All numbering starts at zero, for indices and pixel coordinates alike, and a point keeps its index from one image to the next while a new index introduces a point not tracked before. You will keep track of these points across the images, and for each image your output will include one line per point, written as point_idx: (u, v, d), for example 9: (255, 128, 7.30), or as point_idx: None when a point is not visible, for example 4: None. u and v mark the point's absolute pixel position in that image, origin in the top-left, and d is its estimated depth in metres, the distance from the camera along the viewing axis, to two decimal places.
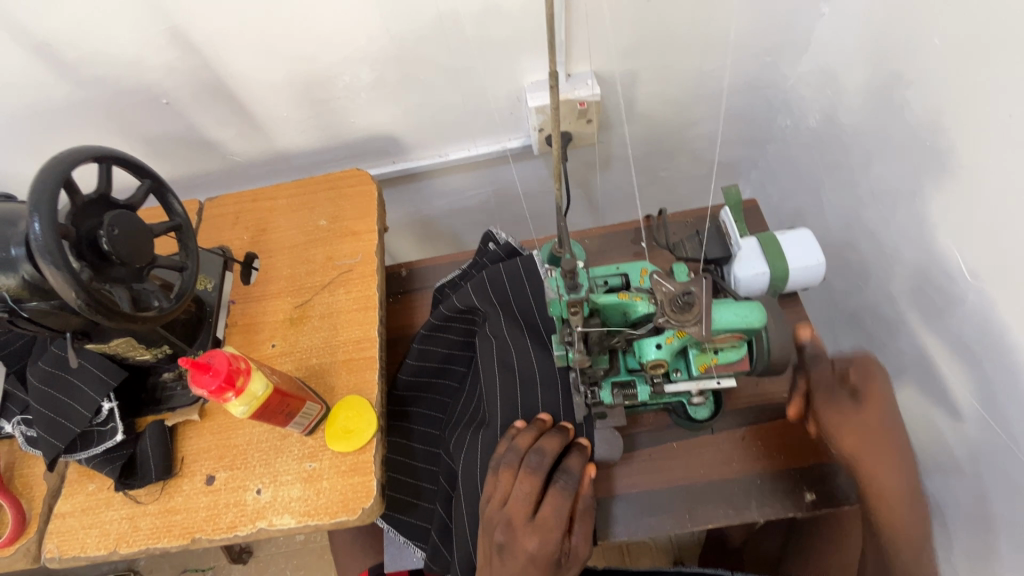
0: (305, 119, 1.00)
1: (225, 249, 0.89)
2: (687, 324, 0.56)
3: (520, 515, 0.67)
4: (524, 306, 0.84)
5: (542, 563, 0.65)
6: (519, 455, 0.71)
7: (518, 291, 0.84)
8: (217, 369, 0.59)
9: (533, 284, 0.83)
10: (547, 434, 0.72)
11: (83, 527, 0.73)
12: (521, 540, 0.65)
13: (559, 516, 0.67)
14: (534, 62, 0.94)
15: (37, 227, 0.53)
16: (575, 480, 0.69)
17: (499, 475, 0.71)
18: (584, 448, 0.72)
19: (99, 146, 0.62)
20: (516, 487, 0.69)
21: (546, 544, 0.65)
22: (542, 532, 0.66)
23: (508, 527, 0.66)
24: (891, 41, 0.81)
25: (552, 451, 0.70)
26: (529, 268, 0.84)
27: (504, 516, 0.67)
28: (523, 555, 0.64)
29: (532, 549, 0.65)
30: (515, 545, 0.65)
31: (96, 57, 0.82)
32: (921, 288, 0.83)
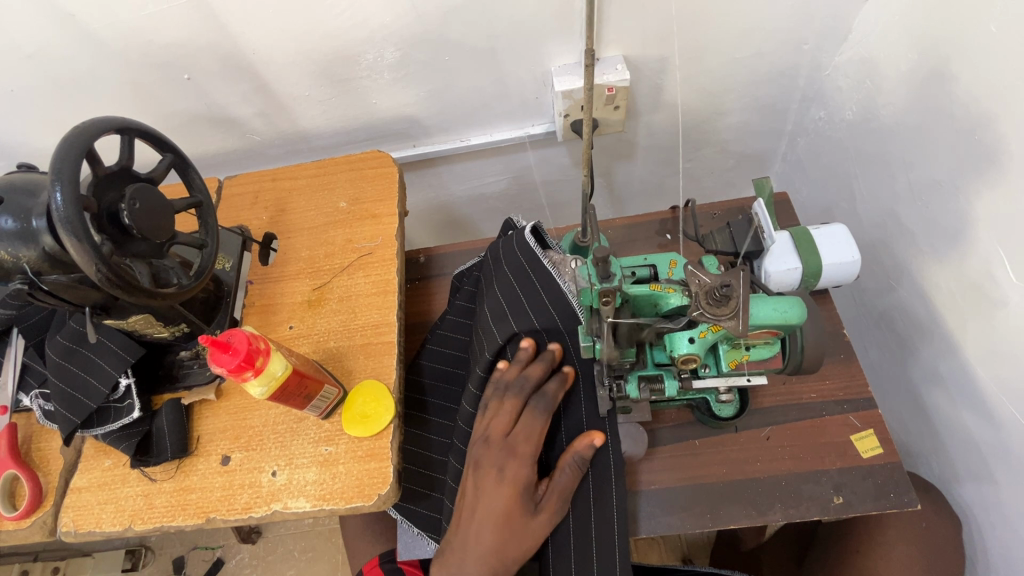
0: (327, 99, 0.98)
1: (243, 228, 0.89)
2: (722, 318, 0.53)
3: (498, 430, 0.70)
4: (536, 307, 0.76)
5: (512, 484, 0.67)
6: (505, 383, 0.73)
7: (529, 292, 0.76)
8: (237, 348, 0.57)
9: (543, 284, 0.76)
10: (534, 362, 0.74)
11: (98, 502, 0.73)
12: (494, 454, 0.69)
13: (530, 435, 0.69)
14: (562, 45, 0.91)
15: (59, 198, 0.52)
16: (548, 402, 0.71)
17: (487, 406, 0.73)
18: (566, 378, 0.73)
19: (122, 117, 0.61)
20: (498, 408, 0.72)
21: (514, 461, 0.68)
22: (512, 449, 0.69)
23: (484, 442, 0.70)
24: (940, 28, 0.77)
25: (537, 378, 0.73)
26: (529, 256, 0.77)
27: (486, 433, 0.71)
28: (493, 470, 0.68)
29: (503, 468, 0.68)
30: (488, 460, 0.69)
31: (118, 28, 0.81)
32: (961, 288, 0.79)
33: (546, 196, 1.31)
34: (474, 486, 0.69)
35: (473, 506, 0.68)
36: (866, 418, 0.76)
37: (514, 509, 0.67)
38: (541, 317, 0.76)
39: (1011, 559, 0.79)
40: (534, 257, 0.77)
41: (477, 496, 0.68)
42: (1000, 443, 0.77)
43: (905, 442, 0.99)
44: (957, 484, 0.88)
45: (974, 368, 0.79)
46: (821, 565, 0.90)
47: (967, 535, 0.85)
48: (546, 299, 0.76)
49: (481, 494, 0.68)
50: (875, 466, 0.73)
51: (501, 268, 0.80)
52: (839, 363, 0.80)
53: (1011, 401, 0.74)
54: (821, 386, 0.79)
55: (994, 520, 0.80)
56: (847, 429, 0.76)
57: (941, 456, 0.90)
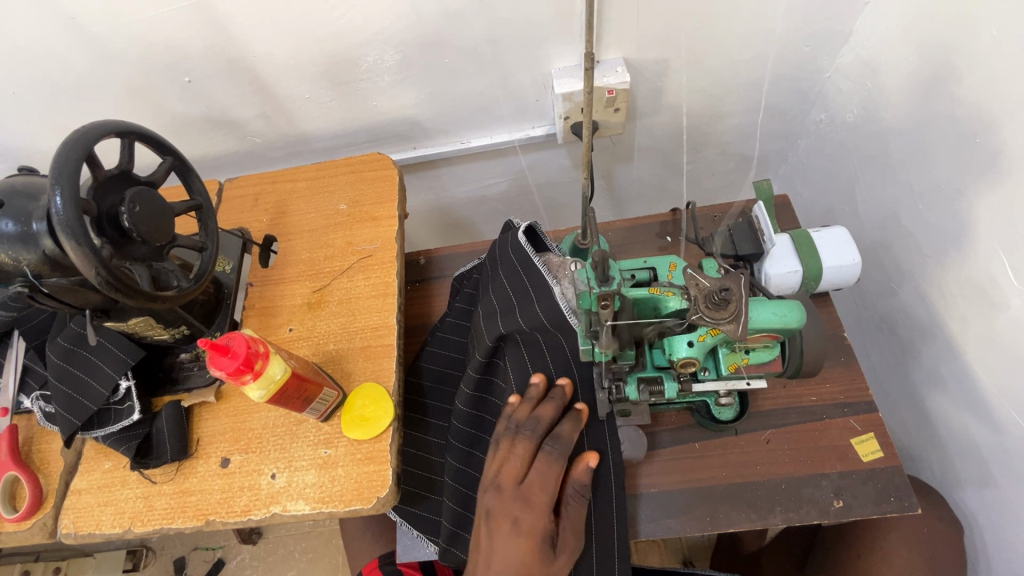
0: (327, 102, 0.98)
1: (244, 230, 0.89)
2: (721, 322, 0.53)
3: (510, 477, 0.69)
4: (526, 309, 0.75)
5: (527, 532, 0.66)
6: (516, 424, 0.72)
7: (520, 294, 0.76)
8: (235, 352, 0.57)
9: (535, 286, 0.75)
10: (545, 401, 0.73)
11: (98, 504, 0.73)
12: (506, 504, 0.67)
13: (545, 482, 0.67)
14: (562, 48, 0.91)
15: (59, 201, 0.52)
16: (562, 446, 0.69)
17: (498, 447, 0.72)
18: (580, 415, 0.71)
19: (122, 121, 0.61)
20: (508, 453, 0.70)
21: (529, 513, 0.66)
22: (525, 497, 0.67)
23: (497, 490, 0.68)
24: (941, 30, 0.77)
25: (549, 420, 0.71)
26: (523, 257, 0.77)
27: (497, 479, 0.69)
28: (507, 522, 0.66)
29: (518, 516, 0.66)
30: (501, 511, 0.67)
31: (119, 32, 0.81)
32: (963, 292, 0.79)
33: (547, 197, 1.31)
34: (486, 538, 0.68)
35: (492, 558, 0.66)
36: (866, 422, 0.76)
37: (535, 558, 0.65)
38: (528, 318, 0.75)
39: (1012, 564, 0.78)
40: (528, 260, 0.76)
41: (492, 549, 0.66)
42: (1002, 448, 0.77)
43: (906, 445, 0.99)
44: (958, 489, 0.87)
45: (975, 371, 0.79)
46: (821, 569, 0.90)
47: (968, 539, 0.85)
48: (537, 302, 0.75)
49: (498, 546, 0.66)
50: (875, 470, 0.73)
51: (497, 271, 0.80)
52: (840, 366, 0.80)
53: (1012, 404, 0.73)
54: (821, 389, 0.79)
55: (995, 524, 0.80)
56: (848, 432, 0.76)
57: (942, 459, 0.90)
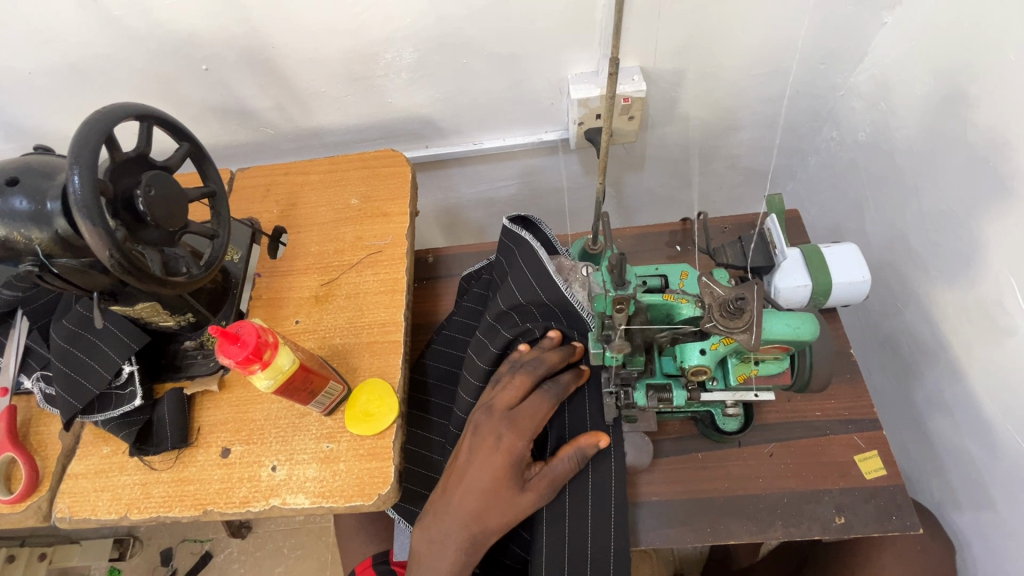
0: (343, 97, 0.98)
1: (253, 221, 0.88)
2: (735, 331, 0.52)
3: (503, 401, 0.69)
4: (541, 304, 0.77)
5: (505, 454, 0.66)
6: (519, 362, 0.73)
7: (519, 276, 0.80)
8: (245, 340, 0.57)
9: (534, 271, 0.78)
10: (554, 350, 0.73)
11: (95, 490, 0.72)
12: (493, 423, 0.67)
13: (536, 415, 0.68)
14: (580, 54, 0.92)
15: (77, 181, 0.52)
16: (558, 390, 0.70)
17: (498, 380, 0.73)
18: (582, 374, 0.73)
19: (142, 103, 0.61)
20: (508, 382, 0.71)
21: (512, 434, 0.66)
22: (514, 421, 0.67)
23: (487, 409, 0.69)
24: (958, 54, 0.78)
25: (553, 364, 0.71)
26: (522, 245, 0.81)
27: (489, 402, 0.70)
28: (491, 439, 0.67)
29: (502, 435, 0.66)
30: (486, 427, 0.68)
31: (141, 17, 0.81)
32: (969, 314, 0.79)
33: (555, 202, 1.31)
34: (466, 452, 0.68)
35: (465, 470, 0.67)
36: (871, 440, 0.75)
37: (503, 482, 0.66)
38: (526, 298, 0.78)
39: None
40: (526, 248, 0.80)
41: (470, 461, 0.67)
42: (1004, 472, 0.77)
43: (906, 466, 0.99)
44: (957, 510, 0.87)
45: (979, 393, 0.79)
46: None
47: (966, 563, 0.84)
48: (539, 289, 0.78)
49: (474, 457, 0.66)
50: (878, 488, 0.72)
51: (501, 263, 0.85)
52: (846, 383, 0.80)
53: (1015, 428, 0.74)
54: (827, 405, 0.78)
55: (993, 548, 0.80)
56: (851, 449, 0.75)
57: (941, 481, 0.90)
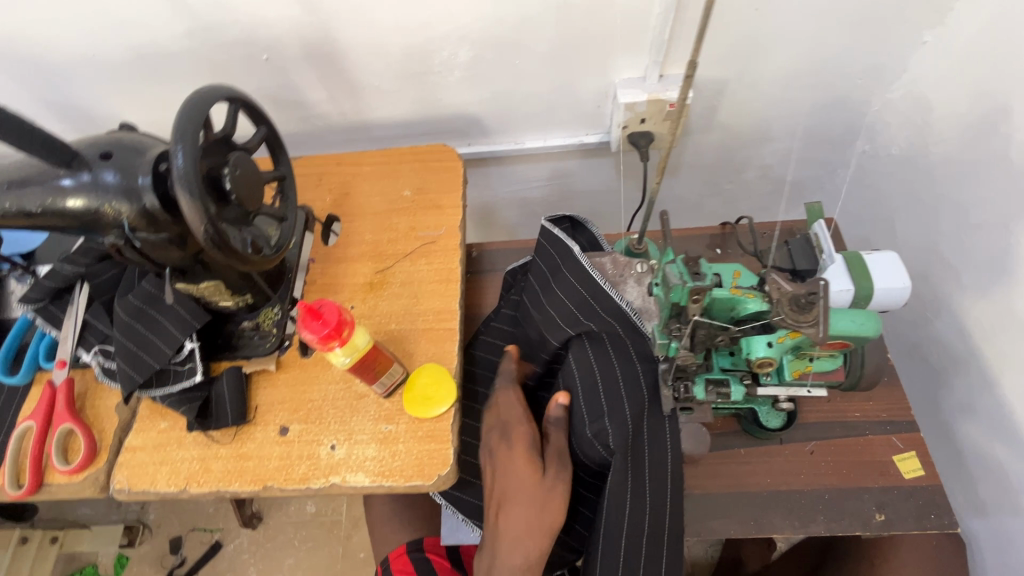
0: (396, 92, 1.01)
1: (308, 208, 0.90)
2: (802, 325, 0.55)
3: (493, 409, 0.76)
4: (586, 311, 0.74)
5: (506, 453, 0.72)
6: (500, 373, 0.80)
7: (565, 287, 0.76)
8: (326, 318, 0.59)
9: (579, 279, 0.74)
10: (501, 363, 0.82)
11: (154, 463, 0.73)
12: (490, 430, 0.74)
13: (512, 406, 0.75)
14: (631, 60, 0.95)
15: (181, 157, 0.54)
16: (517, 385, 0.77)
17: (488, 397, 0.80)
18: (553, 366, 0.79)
19: (233, 87, 0.63)
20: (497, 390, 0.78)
21: (508, 432, 0.73)
22: (498, 422, 0.74)
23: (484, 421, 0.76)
24: (1000, 73, 0.81)
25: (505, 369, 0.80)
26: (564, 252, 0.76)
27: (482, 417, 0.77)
28: (495, 442, 0.73)
29: (498, 436, 0.73)
30: (489, 438, 0.74)
31: (212, 4, 0.83)
32: (1005, 323, 0.82)
33: (586, 205, 1.34)
34: (485, 467, 0.74)
35: (488, 480, 0.73)
36: (909, 441, 0.78)
37: (521, 473, 0.70)
38: (569, 309, 0.75)
39: None
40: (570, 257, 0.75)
41: (487, 473, 0.73)
42: None
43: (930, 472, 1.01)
44: (982, 515, 0.90)
45: (1011, 400, 0.82)
46: None
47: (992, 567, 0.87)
48: (591, 300, 0.74)
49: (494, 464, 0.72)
50: (917, 487, 0.75)
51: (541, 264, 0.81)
52: (883, 386, 0.83)
53: None
54: (866, 406, 0.81)
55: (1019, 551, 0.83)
56: (890, 449, 0.78)
57: (968, 487, 0.92)
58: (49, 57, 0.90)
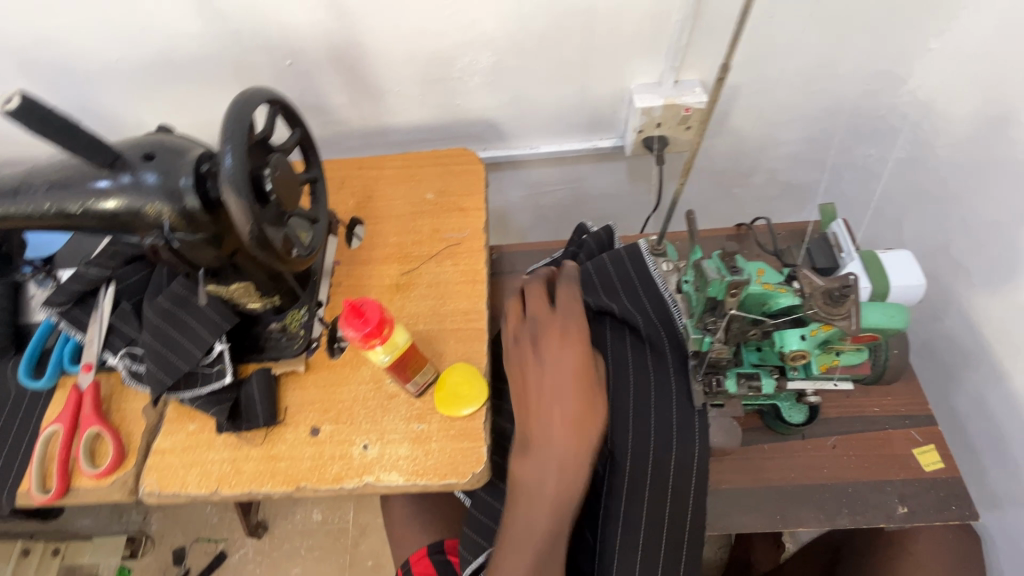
0: (415, 97, 1.02)
1: (332, 211, 0.91)
2: (835, 318, 0.57)
3: (535, 308, 0.70)
4: (627, 295, 0.76)
5: (574, 335, 0.66)
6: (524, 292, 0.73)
7: (626, 278, 0.76)
8: (369, 316, 0.60)
9: (641, 272, 0.76)
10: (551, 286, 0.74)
11: (183, 465, 0.73)
12: (553, 321, 0.68)
13: (573, 304, 0.70)
14: (647, 65, 0.98)
15: (230, 158, 0.55)
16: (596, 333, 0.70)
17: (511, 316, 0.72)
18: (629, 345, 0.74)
19: (273, 90, 0.64)
20: (535, 296, 0.71)
21: (577, 326, 0.67)
22: (545, 327, 0.67)
23: (532, 325, 0.68)
24: (1005, 77, 0.85)
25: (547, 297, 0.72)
26: (635, 255, 0.78)
27: (518, 328, 0.70)
28: (558, 329, 0.66)
29: (556, 341, 0.66)
30: (547, 327, 0.67)
31: (240, 9, 0.85)
32: (1015, 318, 0.85)
33: (597, 209, 1.36)
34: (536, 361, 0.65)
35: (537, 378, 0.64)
36: (928, 435, 0.79)
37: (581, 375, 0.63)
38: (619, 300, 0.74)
39: None
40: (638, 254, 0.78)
41: (542, 370, 0.64)
42: None
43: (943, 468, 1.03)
44: (997, 509, 0.91)
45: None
46: None
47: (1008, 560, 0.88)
48: (645, 291, 0.75)
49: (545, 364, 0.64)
50: (937, 480, 0.76)
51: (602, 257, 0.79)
52: (899, 382, 0.85)
53: None
54: (884, 401, 0.83)
55: None
56: (909, 443, 0.80)
57: (982, 482, 0.94)
58: (73, 61, 0.91)
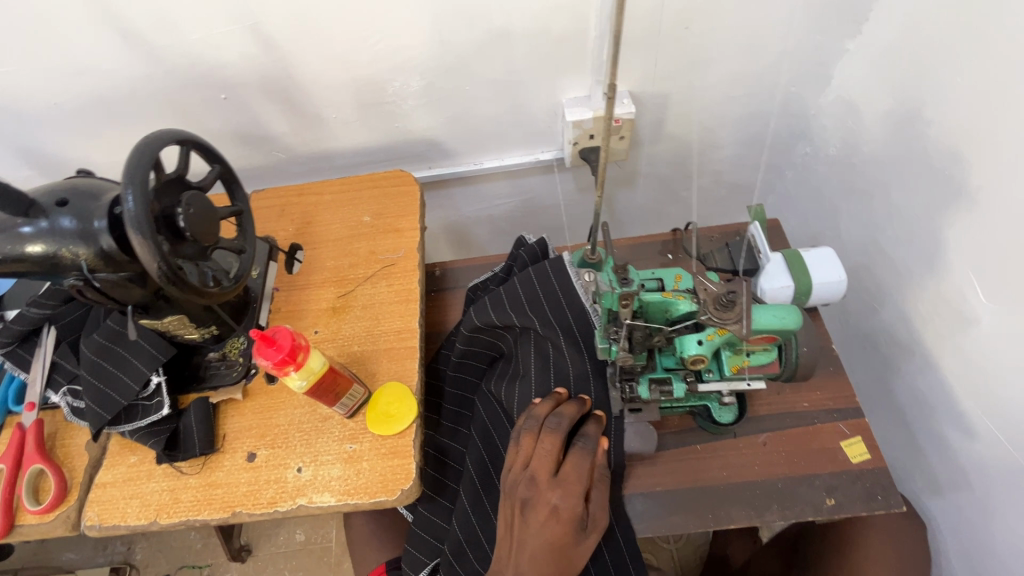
0: (353, 122, 1.05)
1: (270, 239, 0.93)
2: (728, 322, 0.59)
3: (543, 471, 0.68)
4: (535, 307, 0.80)
5: (565, 517, 0.66)
6: (540, 421, 0.72)
7: (548, 295, 0.80)
8: (280, 344, 0.62)
9: (562, 285, 0.80)
10: (567, 402, 0.74)
11: (124, 497, 0.75)
12: (543, 495, 0.67)
13: (580, 473, 0.68)
14: (575, 80, 1.00)
15: (131, 200, 0.57)
16: (591, 443, 0.70)
17: (520, 444, 0.72)
18: (602, 419, 0.73)
19: (183, 130, 0.66)
20: (538, 448, 0.70)
21: (568, 499, 0.66)
22: (564, 487, 0.67)
23: (532, 482, 0.68)
24: (912, 75, 0.87)
25: (573, 417, 0.71)
26: (558, 269, 0.81)
27: (529, 473, 0.69)
28: (524, 516, 0.67)
29: (555, 502, 0.66)
30: (539, 501, 0.67)
31: (167, 50, 0.87)
32: (938, 309, 0.86)
33: (551, 218, 1.38)
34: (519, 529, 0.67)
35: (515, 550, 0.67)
36: (854, 427, 0.81)
37: (562, 547, 0.65)
38: (540, 318, 0.80)
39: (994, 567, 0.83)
40: (560, 269, 0.81)
41: (528, 534, 0.66)
42: (976, 455, 0.83)
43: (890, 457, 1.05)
44: (938, 495, 0.93)
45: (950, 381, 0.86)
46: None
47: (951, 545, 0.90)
48: (565, 305, 0.80)
49: (533, 531, 0.66)
50: (864, 471, 0.78)
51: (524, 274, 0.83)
52: (829, 376, 0.87)
53: (984, 412, 0.80)
54: (813, 396, 0.85)
55: (969, 526, 0.86)
56: (838, 436, 0.81)
57: (924, 469, 0.96)
58: (13, 107, 0.93)
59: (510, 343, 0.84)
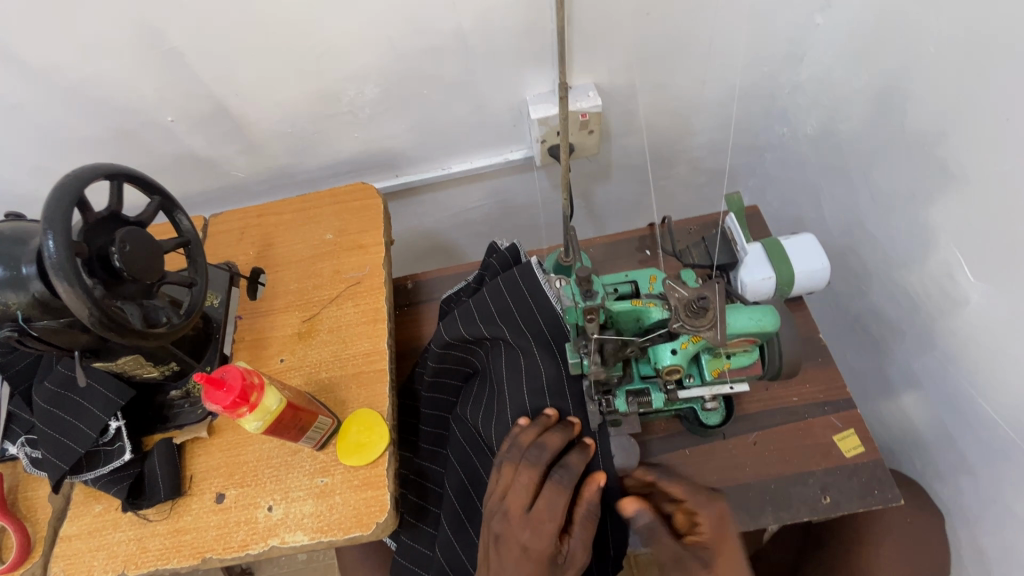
0: (310, 136, 1.00)
1: (230, 265, 0.89)
2: (702, 329, 0.56)
3: (517, 506, 0.65)
4: (506, 316, 0.78)
5: (535, 557, 0.62)
6: (521, 450, 0.69)
7: (519, 303, 0.78)
8: (231, 385, 0.59)
9: (532, 292, 0.78)
10: (551, 431, 0.70)
11: (89, 550, 0.71)
12: (513, 530, 0.64)
13: (553, 509, 0.64)
14: (537, 76, 0.96)
15: (52, 244, 0.53)
16: (571, 476, 0.66)
17: (500, 472, 0.69)
18: (587, 449, 0.69)
19: (112, 163, 0.62)
20: (514, 480, 0.67)
21: (537, 539, 0.63)
22: (535, 525, 0.64)
23: (503, 517, 0.65)
24: (887, 48, 0.83)
25: (555, 450, 0.68)
26: (527, 276, 0.79)
27: (502, 507, 0.66)
28: (496, 553, 0.64)
29: (525, 540, 0.63)
30: (509, 537, 0.64)
31: (100, 76, 0.82)
32: (925, 290, 0.83)
33: (529, 217, 1.34)
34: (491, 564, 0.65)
35: None
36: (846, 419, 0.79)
37: None
38: (513, 329, 0.77)
39: None
40: (530, 274, 0.78)
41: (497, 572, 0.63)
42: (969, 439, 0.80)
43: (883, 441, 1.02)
44: None
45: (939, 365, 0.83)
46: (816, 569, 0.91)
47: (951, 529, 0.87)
48: (536, 312, 0.77)
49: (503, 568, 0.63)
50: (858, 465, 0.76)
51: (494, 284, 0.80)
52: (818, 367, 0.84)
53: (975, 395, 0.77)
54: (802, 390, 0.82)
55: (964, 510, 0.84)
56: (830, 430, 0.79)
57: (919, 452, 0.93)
58: None
59: (482, 358, 0.81)
